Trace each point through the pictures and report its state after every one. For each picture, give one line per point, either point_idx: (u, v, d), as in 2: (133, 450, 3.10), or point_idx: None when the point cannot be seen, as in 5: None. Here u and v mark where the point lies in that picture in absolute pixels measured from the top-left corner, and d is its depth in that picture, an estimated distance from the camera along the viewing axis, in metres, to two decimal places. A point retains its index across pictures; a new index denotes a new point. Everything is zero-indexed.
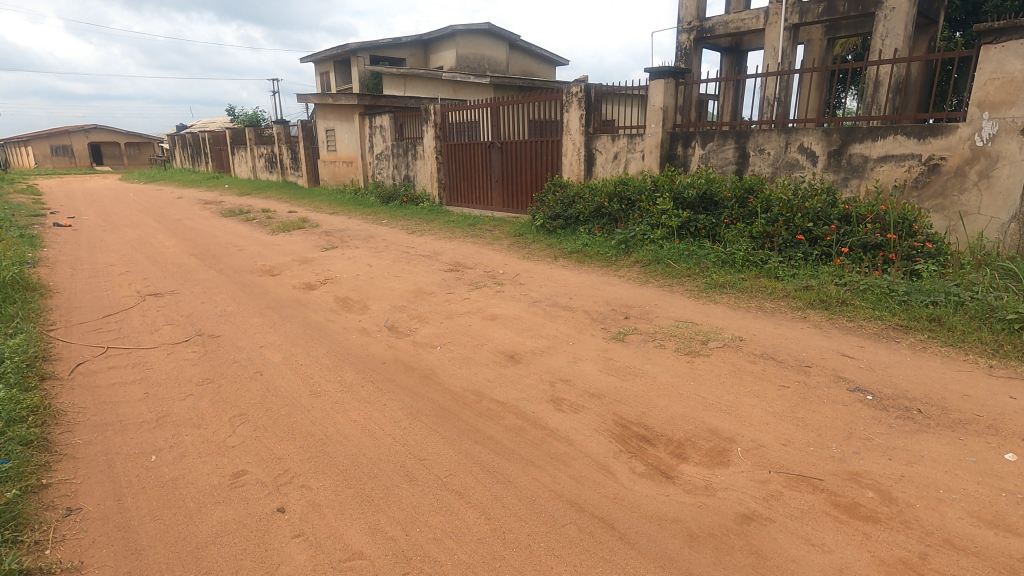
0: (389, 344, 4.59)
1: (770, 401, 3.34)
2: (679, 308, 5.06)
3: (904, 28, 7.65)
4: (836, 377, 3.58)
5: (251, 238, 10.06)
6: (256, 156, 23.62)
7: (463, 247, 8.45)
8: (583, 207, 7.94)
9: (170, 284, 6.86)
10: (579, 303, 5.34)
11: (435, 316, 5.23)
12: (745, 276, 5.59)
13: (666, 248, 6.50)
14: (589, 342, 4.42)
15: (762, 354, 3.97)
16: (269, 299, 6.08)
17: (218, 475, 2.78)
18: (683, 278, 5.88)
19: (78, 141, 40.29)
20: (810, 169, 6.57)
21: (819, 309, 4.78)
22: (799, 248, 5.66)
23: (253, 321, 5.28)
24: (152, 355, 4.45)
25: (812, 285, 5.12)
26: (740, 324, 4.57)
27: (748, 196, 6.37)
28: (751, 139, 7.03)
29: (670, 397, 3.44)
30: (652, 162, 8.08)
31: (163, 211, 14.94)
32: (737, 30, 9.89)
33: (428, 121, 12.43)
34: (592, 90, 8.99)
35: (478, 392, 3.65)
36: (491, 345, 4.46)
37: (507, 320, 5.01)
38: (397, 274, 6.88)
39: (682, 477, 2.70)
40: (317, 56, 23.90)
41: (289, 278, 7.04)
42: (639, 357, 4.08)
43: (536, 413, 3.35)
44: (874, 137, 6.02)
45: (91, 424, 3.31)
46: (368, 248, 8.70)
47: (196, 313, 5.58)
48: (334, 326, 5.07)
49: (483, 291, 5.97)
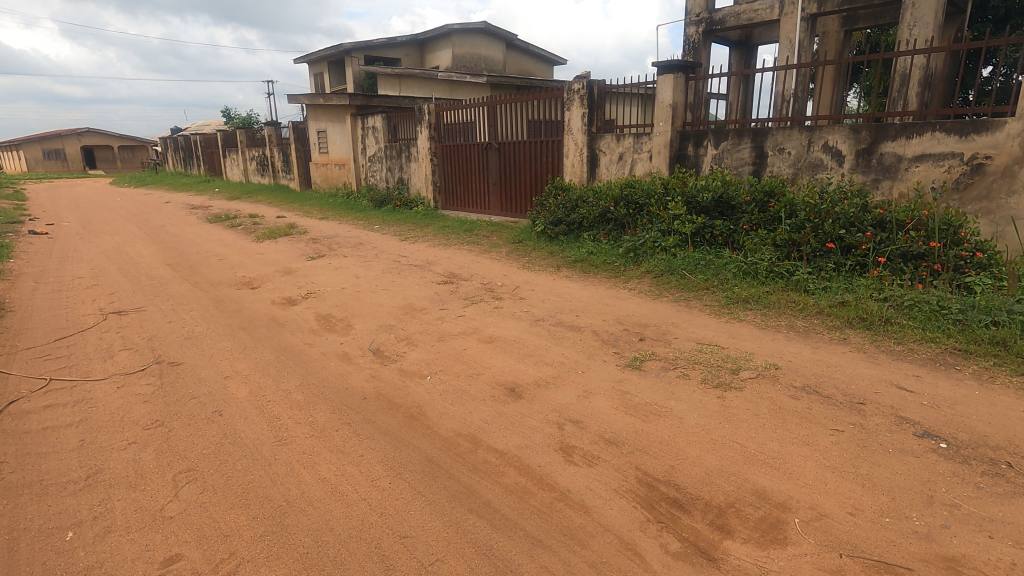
0: (372, 373, 4.02)
1: (824, 452, 2.76)
2: (699, 328, 4.49)
3: (934, 16, 7.04)
4: (899, 419, 3.01)
5: (234, 246, 9.49)
6: (246, 158, 23.06)
7: (458, 255, 7.89)
8: (586, 211, 7.39)
9: (137, 300, 6.27)
10: (586, 322, 4.77)
11: (426, 338, 4.66)
12: (771, 290, 5.03)
13: (681, 258, 5.94)
14: (600, 371, 3.85)
15: (804, 387, 3.40)
16: (241, 317, 5.50)
17: (145, 563, 2.23)
18: (700, 291, 5.32)
19: (70, 145, 40.08)
20: (836, 170, 6.02)
21: (858, 328, 4.24)
22: (830, 257, 5.09)
23: (221, 345, 4.70)
24: (99, 389, 3.88)
25: (847, 300, 4.58)
26: (772, 347, 4.02)
27: (768, 199, 5.82)
28: (769, 137, 6.49)
29: (701, 446, 2.87)
30: (661, 163, 7.52)
31: (147, 217, 14.40)
32: (749, 22, 9.28)
33: (421, 121, 11.88)
34: (594, 87, 8.43)
35: (473, 437, 3.08)
36: (488, 375, 3.88)
37: (506, 342, 4.44)
38: (386, 287, 6.32)
39: (728, 560, 2.15)
40: (310, 57, 23.44)
41: (269, 292, 6.48)
42: (661, 390, 3.52)
43: (542, 468, 2.79)
44: (909, 134, 5.49)
45: (4, 488, 2.75)
46: (356, 257, 8.14)
47: (159, 335, 5.01)
48: (311, 351, 4.50)
49: (479, 307, 5.41)
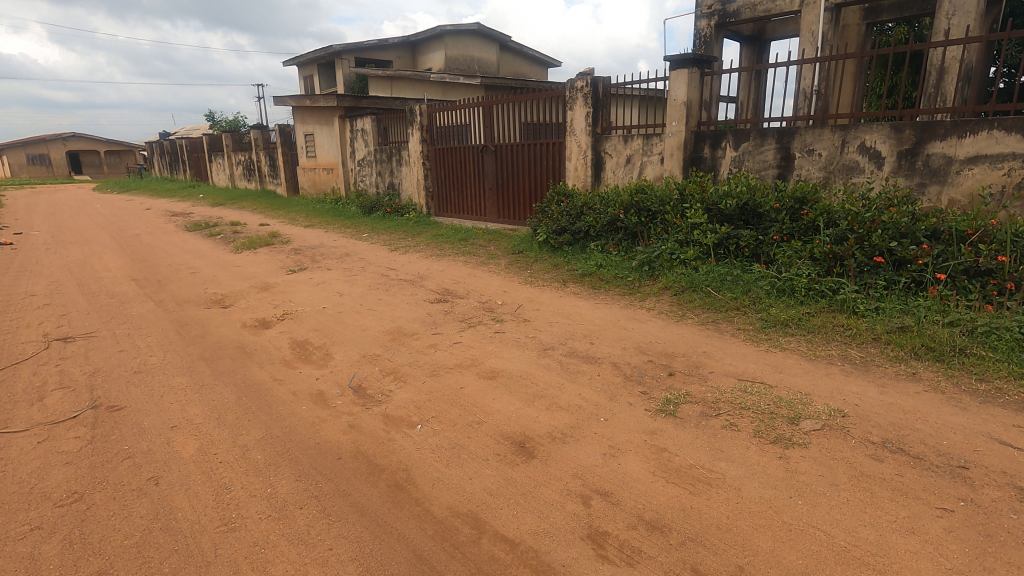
0: (350, 421, 3.32)
1: (938, 546, 2.10)
2: (736, 359, 3.84)
3: (976, 4, 6.44)
4: (1021, 493, 2.35)
5: (210, 257, 8.75)
6: (233, 163, 22.28)
7: (452, 267, 7.22)
8: (593, 219, 6.72)
9: (90, 324, 5.54)
10: (603, 351, 4.10)
11: (416, 372, 3.97)
12: (813, 311, 4.39)
13: (704, 272, 5.30)
14: (627, 418, 3.18)
15: (884, 442, 2.75)
16: (204, 345, 4.78)
17: None
18: (729, 312, 4.67)
19: (55, 149, 39.23)
20: (873, 173, 5.41)
21: (927, 360, 3.59)
22: (879, 273, 4.44)
23: (174, 382, 3.99)
24: (15, 445, 3.17)
25: (908, 324, 3.92)
26: (829, 385, 3.37)
27: (800, 206, 5.18)
28: (797, 137, 5.86)
29: (773, 535, 2.20)
30: (673, 166, 6.89)
31: (123, 225, 13.63)
32: (766, 14, 8.64)
33: (413, 123, 11.22)
34: (598, 84, 7.78)
35: (476, 522, 2.40)
36: (491, 424, 3.20)
37: (511, 379, 3.75)
38: (373, 306, 5.63)
39: None
40: (300, 59, 22.80)
41: (240, 312, 5.76)
42: (706, 445, 2.85)
43: (568, 569, 2.11)
44: (961, 133, 4.87)
45: None
46: (341, 271, 7.44)
47: (103, 369, 4.28)
48: (279, 390, 3.80)
49: (477, 331, 4.73)
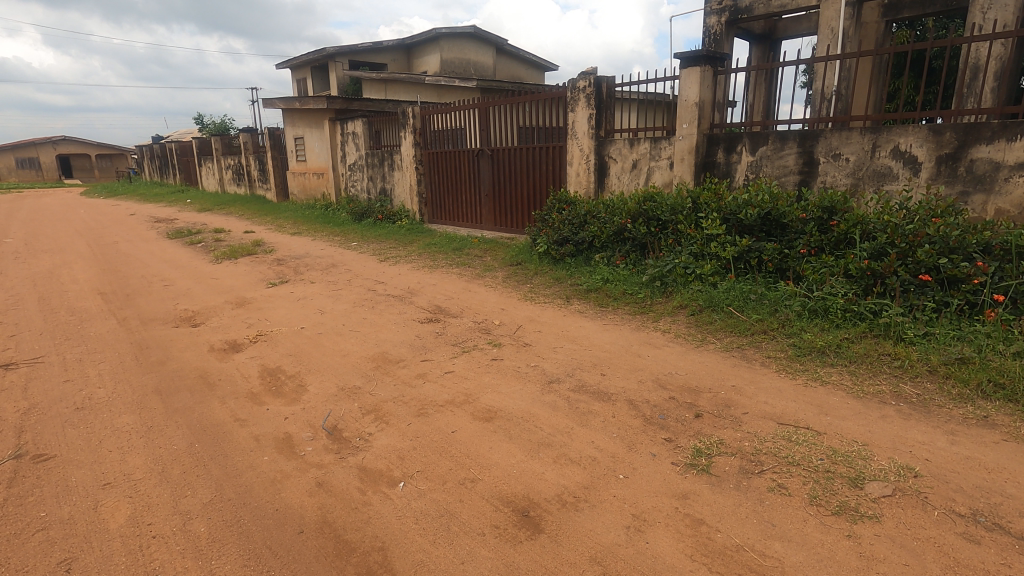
0: (318, 477, 2.77)
1: None
2: (771, 397, 3.30)
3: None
4: None
5: (187, 268, 8.18)
6: (223, 167, 21.71)
7: (445, 281, 6.69)
8: (597, 229, 6.20)
9: (40, 346, 4.97)
10: (616, 385, 3.56)
11: (400, 411, 3.42)
12: (853, 337, 3.86)
13: (723, 289, 4.78)
14: (651, 475, 2.63)
15: (975, 516, 2.22)
16: (163, 373, 4.21)
17: None
18: (756, 337, 4.15)
19: (44, 152, 38.49)
20: (908, 180, 4.91)
21: (997, 400, 3.07)
22: (926, 293, 3.92)
23: (119, 422, 3.43)
24: None
25: (968, 355, 3.41)
26: (888, 433, 2.84)
27: (830, 217, 4.67)
28: (822, 141, 5.36)
29: None
30: (684, 171, 6.38)
31: (103, 232, 13.03)
32: (781, 10, 8.18)
33: (406, 126, 10.67)
34: (603, 83, 7.26)
35: None
36: (488, 483, 2.65)
37: (511, 421, 3.21)
38: (357, 327, 5.08)
39: None
40: (293, 62, 22.29)
41: (210, 332, 5.20)
42: (754, 518, 2.30)
43: None
44: (1010, 136, 4.37)
45: None
46: (325, 284, 6.89)
47: (40, 405, 3.72)
48: (240, 434, 3.23)
49: (472, 358, 4.19)
